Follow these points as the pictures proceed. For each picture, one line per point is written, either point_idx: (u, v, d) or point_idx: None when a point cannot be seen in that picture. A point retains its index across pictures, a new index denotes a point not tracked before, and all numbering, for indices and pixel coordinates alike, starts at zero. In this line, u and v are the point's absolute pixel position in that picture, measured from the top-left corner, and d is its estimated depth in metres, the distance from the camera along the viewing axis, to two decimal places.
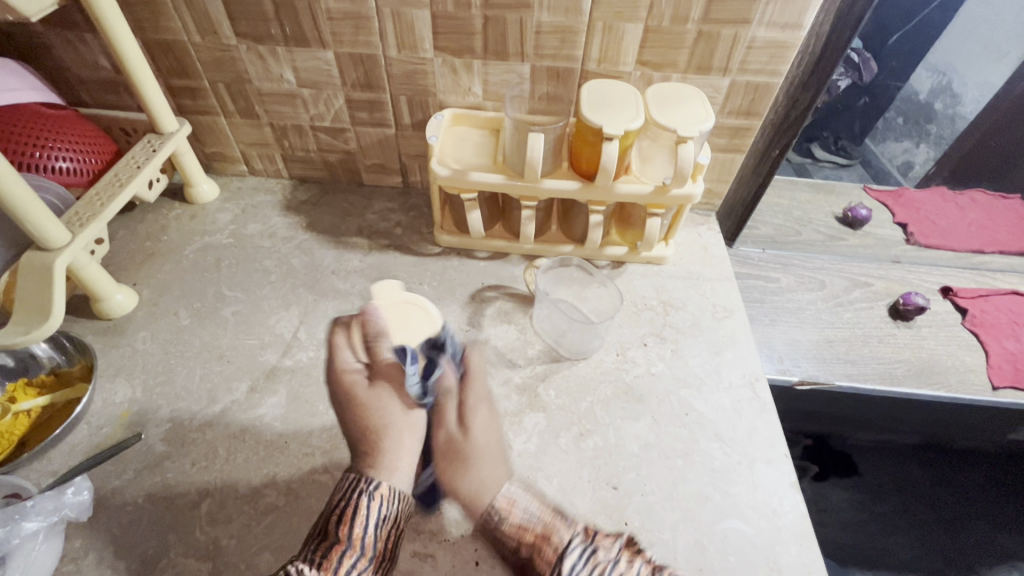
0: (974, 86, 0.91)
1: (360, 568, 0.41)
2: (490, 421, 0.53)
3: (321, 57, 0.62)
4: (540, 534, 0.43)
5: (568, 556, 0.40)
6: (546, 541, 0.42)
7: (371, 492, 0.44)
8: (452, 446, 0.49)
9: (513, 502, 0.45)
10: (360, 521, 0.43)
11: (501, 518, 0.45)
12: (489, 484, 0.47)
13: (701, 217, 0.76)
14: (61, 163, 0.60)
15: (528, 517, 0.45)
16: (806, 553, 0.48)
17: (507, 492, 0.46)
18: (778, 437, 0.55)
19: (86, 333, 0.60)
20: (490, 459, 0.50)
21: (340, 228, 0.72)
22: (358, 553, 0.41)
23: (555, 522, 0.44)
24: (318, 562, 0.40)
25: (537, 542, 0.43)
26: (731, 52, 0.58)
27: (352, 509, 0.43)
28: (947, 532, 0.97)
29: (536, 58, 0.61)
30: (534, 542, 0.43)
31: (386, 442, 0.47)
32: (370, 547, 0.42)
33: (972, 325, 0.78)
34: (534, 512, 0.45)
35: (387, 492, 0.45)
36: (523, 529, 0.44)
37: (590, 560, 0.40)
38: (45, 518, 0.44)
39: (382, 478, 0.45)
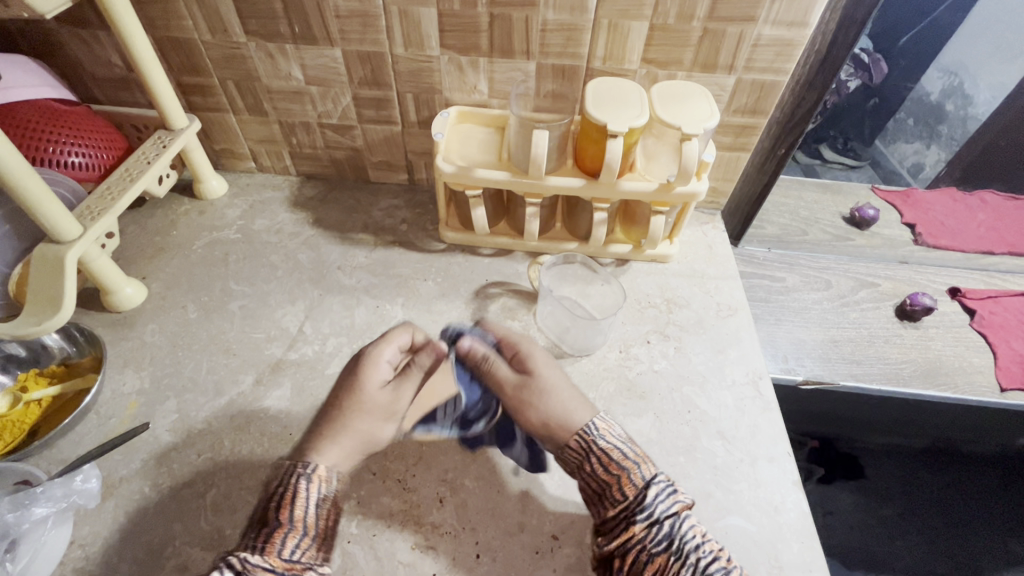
0: (987, 87, 0.89)
1: (303, 546, 0.42)
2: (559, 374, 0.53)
3: (329, 55, 0.63)
4: (635, 459, 0.47)
5: (655, 486, 0.45)
6: (631, 471, 0.46)
7: (308, 475, 0.45)
8: (523, 387, 0.51)
9: (609, 429, 0.49)
10: (293, 502, 0.44)
11: (599, 440, 0.48)
12: (573, 412, 0.50)
13: (706, 216, 0.76)
14: (73, 158, 0.61)
15: (620, 447, 0.47)
16: (808, 551, 0.48)
17: (602, 420, 0.49)
18: (781, 436, 0.54)
19: (96, 325, 0.61)
20: (564, 386, 0.52)
21: (346, 224, 0.73)
22: (300, 533, 0.43)
23: (641, 459, 0.47)
24: (263, 546, 0.41)
25: (619, 470, 0.46)
26: (737, 50, 0.58)
27: (288, 494, 0.44)
28: (955, 537, 0.96)
29: (542, 55, 0.61)
30: (617, 469, 0.46)
31: (347, 431, 0.48)
32: (309, 526, 0.43)
33: (980, 326, 0.77)
34: (631, 451, 0.47)
35: (323, 474, 0.46)
36: (619, 458, 0.47)
37: (671, 497, 0.45)
38: (54, 503, 0.45)
39: (320, 459, 0.47)
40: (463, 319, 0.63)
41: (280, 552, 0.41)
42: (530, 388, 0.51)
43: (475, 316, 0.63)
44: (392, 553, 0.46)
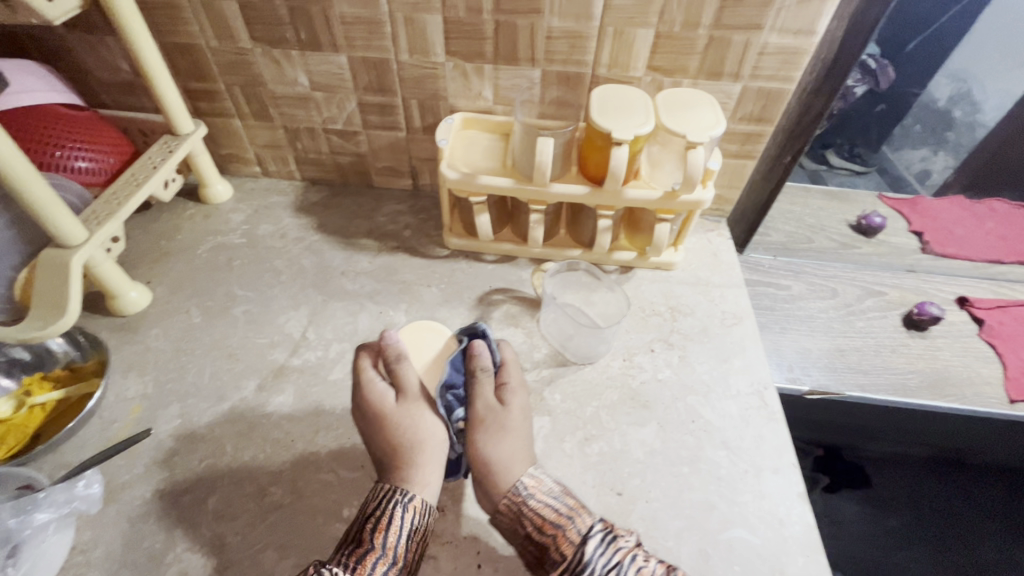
0: (995, 94, 0.89)
1: (386, 573, 0.41)
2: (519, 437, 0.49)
3: (334, 61, 0.63)
4: (563, 513, 0.44)
5: (591, 540, 0.42)
6: (564, 526, 0.43)
7: (405, 502, 0.44)
8: (486, 421, 0.49)
9: (540, 483, 0.46)
10: (389, 527, 0.43)
11: (528, 500, 0.45)
12: (517, 462, 0.47)
13: (711, 223, 0.75)
14: (79, 163, 0.62)
15: (547, 501, 0.45)
16: (813, 565, 0.47)
17: (533, 475, 0.47)
18: (786, 447, 0.54)
19: (100, 330, 0.61)
20: (518, 441, 0.48)
21: (350, 229, 0.73)
22: (388, 562, 0.41)
23: (577, 510, 0.45)
24: (353, 567, 0.41)
25: (556, 524, 0.44)
26: (743, 58, 0.58)
27: (383, 517, 0.43)
28: (962, 549, 0.94)
29: (547, 62, 0.61)
30: (552, 522, 0.44)
31: (415, 458, 0.47)
32: (398, 557, 0.42)
33: (989, 336, 0.76)
34: (550, 500, 0.45)
35: (420, 504, 0.45)
36: (540, 516, 0.44)
37: (613, 546, 0.42)
38: (56, 509, 0.45)
39: (414, 489, 0.45)
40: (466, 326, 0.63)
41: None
42: (488, 427, 0.49)
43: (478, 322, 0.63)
44: None
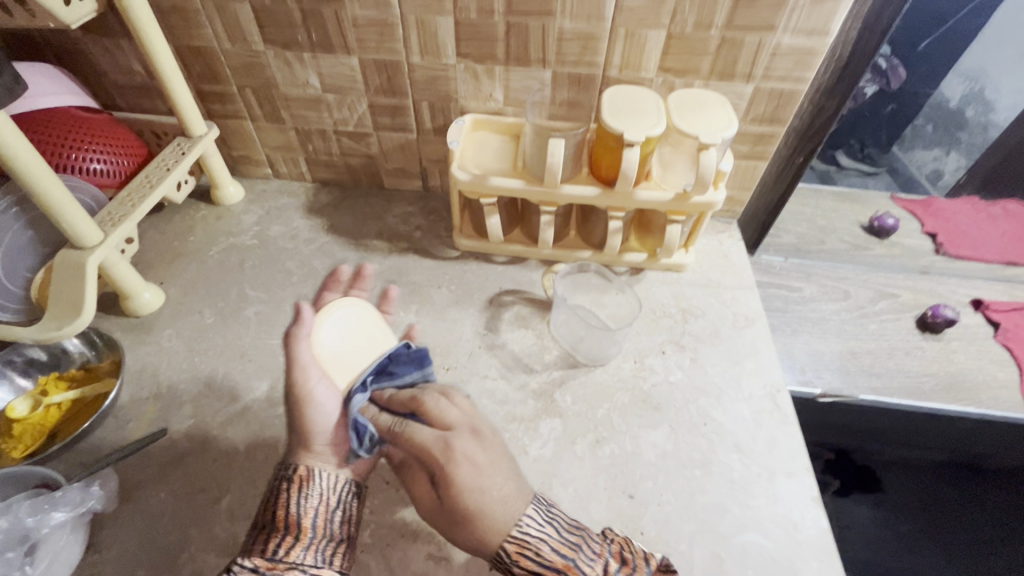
0: (1009, 93, 0.88)
1: (290, 545, 0.42)
2: (495, 462, 0.46)
3: (346, 63, 0.63)
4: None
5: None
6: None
7: (291, 476, 0.46)
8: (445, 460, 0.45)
9: (524, 548, 0.42)
10: (283, 504, 0.44)
11: (513, 565, 0.42)
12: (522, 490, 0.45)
13: (722, 224, 0.75)
14: (94, 165, 0.62)
15: (541, 562, 0.41)
16: (827, 570, 0.47)
17: (515, 537, 0.42)
18: (800, 450, 0.53)
19: (115, 330, 0.62)
20: (500, 471, 0.46)
21: (361, 230, 0.73)
22: (289, 533, 0.43)
23: (575, 560, 0.42)
24: (255, 552, 0.41)
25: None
26: (755, 58, 0.58)
27: (276, 495, 0.45)
28: (976, 555, 0.93)
29: (558, 64, 0.61)
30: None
31: (311, 444, 0.49)
32: (298, 526, 0.43)
33: (1004, 339, 0.75)
34: (556, 543, 0.42)
35: (305, 474, 0.47)
36: (546, 564, 0.41)
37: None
38: (73, 509, 0.45)
39: (304, 461, 0.48)
40: (477, 327, 0.63)
41: (267, 553, 0.41)
42: (463, 478, 0.44)
43: (489, 324, 0.63)
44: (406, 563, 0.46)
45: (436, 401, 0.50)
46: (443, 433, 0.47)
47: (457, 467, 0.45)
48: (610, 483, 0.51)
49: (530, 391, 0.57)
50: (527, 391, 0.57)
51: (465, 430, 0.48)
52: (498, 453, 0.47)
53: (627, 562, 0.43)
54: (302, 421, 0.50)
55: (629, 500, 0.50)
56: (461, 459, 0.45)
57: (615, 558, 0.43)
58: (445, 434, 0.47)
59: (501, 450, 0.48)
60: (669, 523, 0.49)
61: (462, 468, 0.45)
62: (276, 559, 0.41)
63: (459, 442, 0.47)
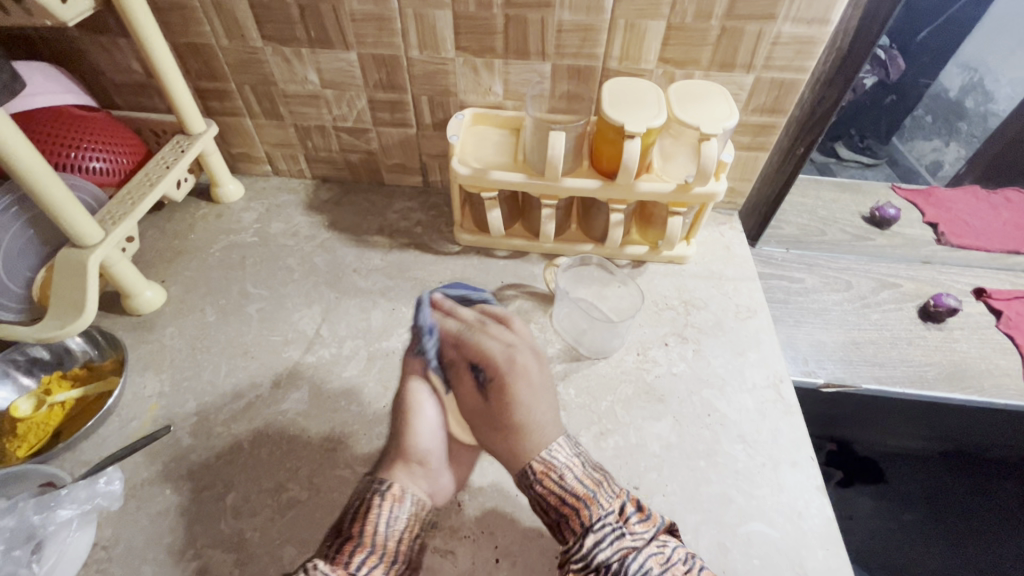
0: (1008, 83, 0.87)
1: (373, 565, 0.42)
2: (544, 388, 0.53)
3: (344, 58, 0.63)
4: (577, 501, 0.44)
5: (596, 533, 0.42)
6: (579, 511, 0.44)
7: (383, 492, 0.47)
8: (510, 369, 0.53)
9: (550, 469, 0.47)
10: (371, 519, 0.45)
11: (536, 482, 0.46)
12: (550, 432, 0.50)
13: (723, 216, 0.75)
14: (93, 164, 0.62)
15: (563, 486, 0.45)
16: (833, 558, 0.47)
17: (543, 459, 0.47)
18: (804, 440, 0.53)
19: (117, 328, 0.62)
20: (544, 401, 0.52)
21: (361, 227, 0.73)
22: (369, 551, 0.43)
23: (594, 494, 0.44)
24: (333, 559, 0.42)
25: (574, 508, 0.44)
26: (756, 48, 0.57)
27: (365, 508, 0.46)
28: (982, 543, 0.93)
29: (557, 56, 0.61)
30: (571, 502, 0.44)
31: (408, 457, 0.50)
32: (382, 547, 0.43)
33: (1007, 328, 0.75)
34: (581, 475, 0.46)
35: (398, 492, 0.47)
36: (567, 491, 0.45)
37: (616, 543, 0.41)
38: (79, 505, 0.46)
39: (398, 478, 0.48)
40: None
41: (348, 567, 0.41)
42: (518, 394, 0.52)
43: None
44: None
45: (494, 328, 0.56)
46: (509, 348, 0.55)
47: (516, 386, 0.52)
48: (615, 475, 0.51)
49: None
50: None
51: (528, 353, 0.55)
52: (546, 379, 0.54)
53: (642, 509, 0.44)
54: (405, 438, 0.51)
55: (633, 491, 0.50)
56: (519, 375, 0.53)
57: (631, 503, 0.44)
58: (508, 350, 0.55)
59: (546, 381, 0.54)
60: (675, 514, 0.49)
61: (521, 387, 0.52)
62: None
63: (521, 356, 0.54)
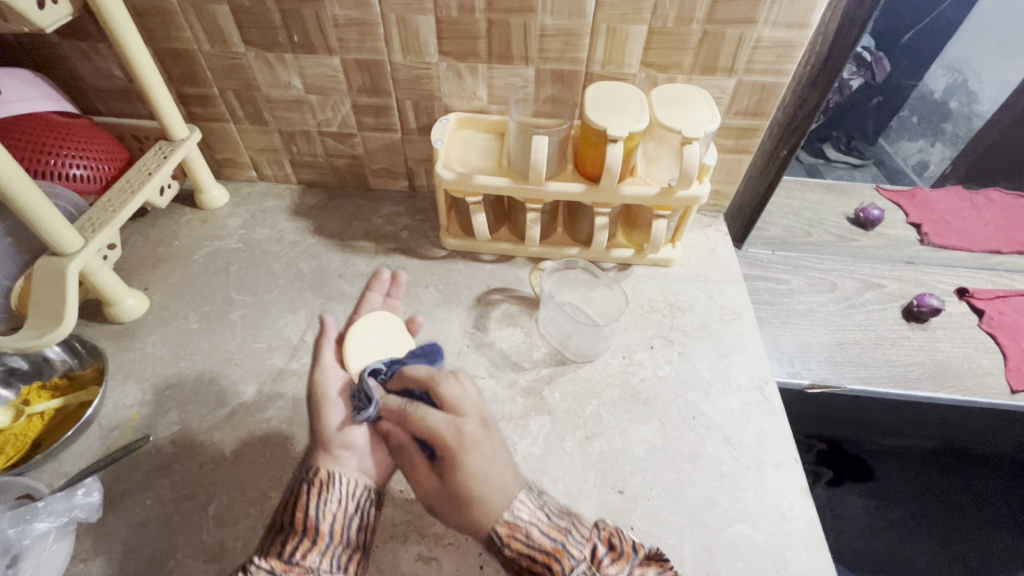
0: (991, 84, 0.89)
1: (307, 549, 0.43)
2: (495, 451, 0.47)
3: (328, 63, 0.63)
4: (547, 558, 0.41)
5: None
6: (552, 566, 0.41)
7: (311, 481, 0.47)
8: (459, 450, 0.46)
9: (514, 530, 0.43)
10: (303, 509, 0.45)
11: (504, 547, 0.42)
12: (510, 492, 0.45)
13: (708, 219, 0.75)
14: (75, 171, 0.62)
15: (531, 544, 0.42)
16: (817, 560, 0.47)
17: (507, 521, 0.43)
18: (788, 442, 0.54)
19: (98, 337, 0.61)
20: (500, 461, 0.47)
21: (347, 232, 0.73)
22: (307, 539, 0.43)
23: (564, 544, 0.42)
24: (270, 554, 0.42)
25: (545, 564, 0.41)
26: (737, 52, 0.58)
27: (296, 498, 0.46)
28: (969, 541, 0.94)
29: (541, 60, 0.61)
30: (542, 561, 0.41)
31: (330, 446, 0.50)
32: (315, 531, 0.44)
33: (990, 327, 0.76)
34: (546, 526, 0.43)
35: (326, 478, 0.47)
36: (535, 547, 0.42)
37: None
38: (57, 518, 0.45)
39: (324, 464, 0.48)
40: (464, 325, 0.63)
41: (282, 556, 0.42)
42: (471, 462, 0.45)
43: (477, 323, 0.63)
44: (394, 565, 0.46)
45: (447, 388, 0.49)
46: (455, 418, 0.47)
47: (466, 457, 0.45)
48: (599, 479, 0.51)
49: (519, 389, 0.57)
50: (516, 389, 0.57)
51: (476, 420, 0.48)
52: (500, 445, 0.48)
53: (615, 548, 0.43)
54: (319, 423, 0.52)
55: (618, 495, 0.50)
56: (471, 446, 0.46)
57: (603, 543, 0.44)
58: (456, 420, 0.47)
59: (500, 438, 0.49)
60: (660, 517, 0.49)
61: (470, 454, 0.45)
62: (293, 562, 0.41)
63: (468, 427, 0.47)
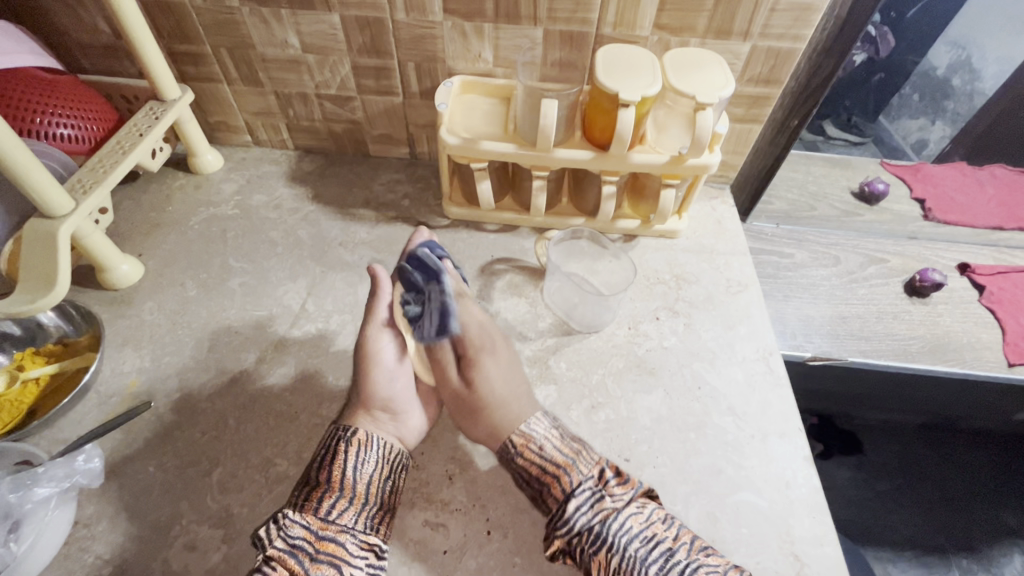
0: (995, 61, 0.86)
1: (343, 508, 0.43)
2: (510, 363, 0.52)
3: (327, 20, 0.60)
4: (556, 470, 0.44)
5: (576, 498, 0.43)
6: (558, 479, 0.44)
7: (349, 438, 0.47)
8: (479, 345, 0.51)
9: (528, 442, 0.46)
10: (338, 465, 0.45)
11: (517, 457, 0.46)
12: (523, 411, 0.48)
13: (715, 190, 0.74)
14: (61, 130, 0.59)
15: (542, 457, 0.45)
16: (819, 526, 0.48)
17: (523, 432, 0.47)
18: (792, 412, 0.54)
19: (92, 303, 0.60)
20: (515, 379, 0.51)
21: (346, 199, 0.71)
22: (340, 496, 0.44)
23: (573, 462, 0.45)
24: (303, 505, 0.43)
25: (552, 478, 0.44)
26: (753, 15, 0.56)
27: (331, 455, 0.46)
28: (951, 510, 0.97)
29: (550, 21, 0.58)
30: (551, 471, 0.45)
31: (369, 406, 0.49)
32: (352, 490, 0.44)
33: (989, 302, 0.77)
34: (558, 444, 0.46)
35: (364, 438, 0.47)
36: (546, 461, 0.45)
37: (595, 506, 0.42)
38: (57, 484, 0.44)
39: (363, 425, 0.48)
40: (468, 294, 0.62)
41: (319, 512, 0.43)
42: (483, 372, 0.50)
43: (481, 292, 0.62)
44: (402, 530, 0.46)
45: (469, 303, 0.54)
46: (481, 325, 0.52)
47: (483, 359, 0.50)
48: (605, 447, 0.51)
49: (525, 358, 0.56)
50: (521, 358, 0.56)
51: (485, 343, 0.51)
52: (513, 358, 0.53)
53: (621, 474, 0.45)
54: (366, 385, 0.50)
55: (624, 463, 0.50)
56: (484, 352, 0.51)
57: (610, 469, 0.46)
58: (483, 328, 0.52)
59: (516, 362, 0.52)
60: (665, 485, 0.49)
61: (485, 357, 0.50)
62: (330, 521, 0.43)
63: (490, 336, 0.52)
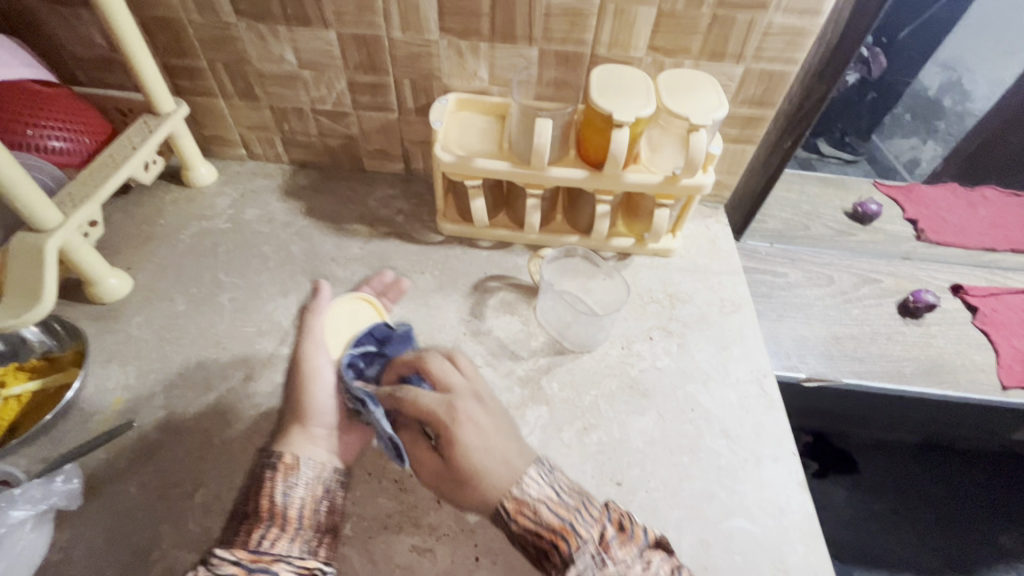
0: (985, 83, 0.88)
1: (276, 536, 0.42)
2: (494, 419, 0.47)
3: (323, 37, 0.61)
4: (554, 536, 0.40)
5: (577, 565, 0.39)
6: (561, 543, 0.40)
7: (274, 466, 0.45)
8: (453, 419, 0.45)
9: (522, 506, 0.42)
10: (268, 492, 0.43)
11: (511, 521, 0.41)
12: (515, 463, 0.44)
13: (709, 210, 0.74)
14: (53, 143, 0.58)
15: (537, 522, 0.41)
16: (813, 553, 0.47)
17: (515, 496, 0.42)
18: (785, 435, 0.53)
19: (79, 318, 0.59)
20: (500, 435, 0.46)
21: (340, 214, 0.71)
22: (271, 524, 0.42)
23: (573, 523, 0.41)
24: (233, 541, 0.41)
25: (552, 541, 0.40)
26: (746, 38, 0.56)
27: (261, 484, 0.44)
28: (947, 531, 0.96)
29: (545, 41, 0.59)
30: (549, 536, 0.40)
31: (307, 421, 0.48)
32: (283, 517, 0.43)
33: (982, 324, 0.77)
34: (555, 505, 0.42)
35: (290, 462, 0.45)
36: (542, 526, 0.41)
37: (600, 572, 0.39)
38: (33, 506, 0.43)
39: (290, 448, 0.46)
40: (461, 312, 0.61)
41: (248, 544, 0.40)
42: (464, 438, 0.44)
43: (474, 310, 0.62)
44: (388, 555, 0.45)
45: (434, 363, 0.49)
46: (447, 395, 0.46)
47: (460, 429, 0.45)
48: (597, 472, 0.50)
49: (517, 378, 0.56)
50: (513, 378, 0.56)
51: (468, 395, 0.47)
52: (501, 419, 0.47)
53: (625, 529, 0.41)
54: (300, 406, 0.49)
55: (616, 488, 0.49)
56: (465, 420, 0.45)
57: (613, 524, 0.42)
58: (447, 397, 0.46)
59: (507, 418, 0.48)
60: (657, 510, 0.48)
61: (463, 424, 0.45)
62: (262, 551, 0.40)
63: (463, 403, 0.46)
